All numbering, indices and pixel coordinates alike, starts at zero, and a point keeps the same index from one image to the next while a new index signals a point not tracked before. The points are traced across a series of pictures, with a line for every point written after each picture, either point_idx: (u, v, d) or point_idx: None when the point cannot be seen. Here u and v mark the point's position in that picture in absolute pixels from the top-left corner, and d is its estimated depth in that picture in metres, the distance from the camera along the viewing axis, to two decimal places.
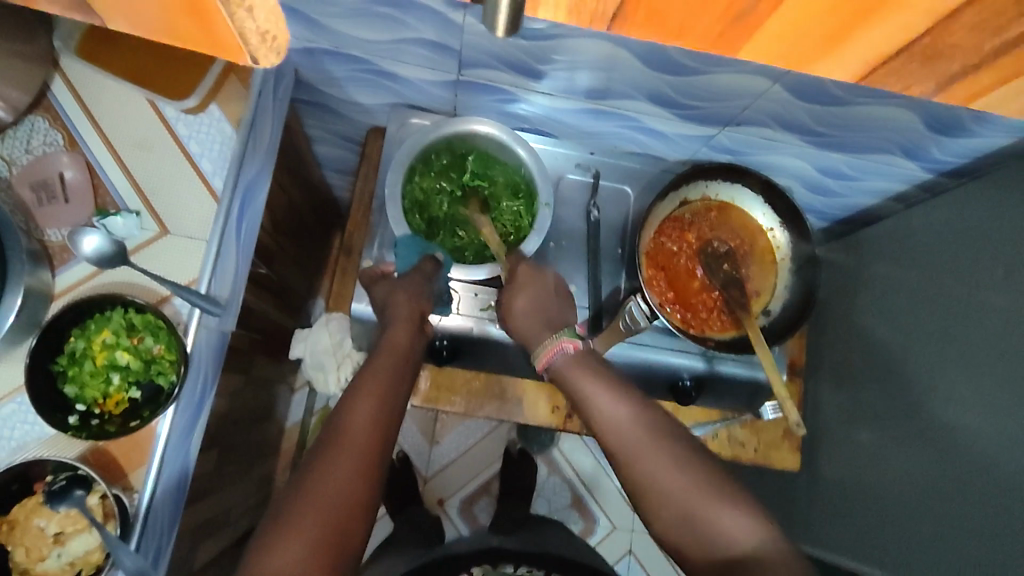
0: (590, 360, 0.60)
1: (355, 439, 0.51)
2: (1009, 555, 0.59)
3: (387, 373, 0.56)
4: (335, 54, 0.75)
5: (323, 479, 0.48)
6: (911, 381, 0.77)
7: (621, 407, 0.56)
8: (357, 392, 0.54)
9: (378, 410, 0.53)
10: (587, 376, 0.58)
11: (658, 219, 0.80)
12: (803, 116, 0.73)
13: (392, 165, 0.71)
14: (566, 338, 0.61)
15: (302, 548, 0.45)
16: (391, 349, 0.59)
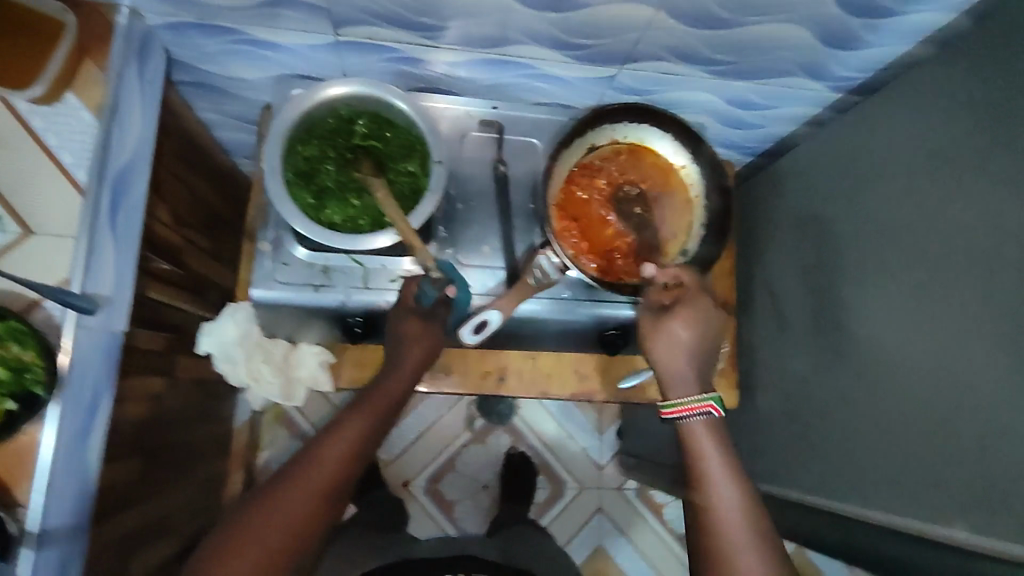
0: (717, 428, 0.68)
1: (315, 479, 0.62)
2: (928, 467, 0.59)
3: (357, 432, 0.66)
4: (201, 27, 0.70)
5: (278, 505, 0.60)
6: (833, 307, 0.76)
7: (725, 482, 0.66)
8: (325, 443, 0.65)
9: (338, 460, 0.64)
10: (711, 441, 0.68)
11: (566, 168, 0.78)
12: (698, 45, 0.70)
13: (268, 136, 0.67)
14: (710, 404, 0.68)
15: (251, 553, 0.58)
16: (371, 407, 0.68)
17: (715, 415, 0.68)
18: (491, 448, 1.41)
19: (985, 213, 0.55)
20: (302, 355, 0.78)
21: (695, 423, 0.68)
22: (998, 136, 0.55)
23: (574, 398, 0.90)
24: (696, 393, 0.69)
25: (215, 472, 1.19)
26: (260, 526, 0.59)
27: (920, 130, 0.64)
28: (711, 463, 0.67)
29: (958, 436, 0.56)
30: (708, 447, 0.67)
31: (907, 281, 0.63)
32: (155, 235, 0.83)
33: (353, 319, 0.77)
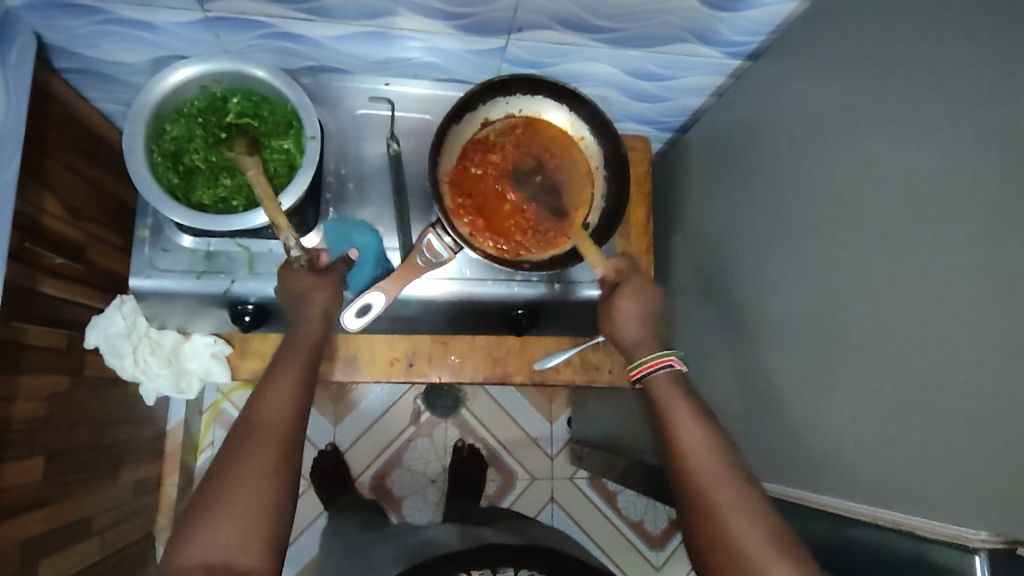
0: (685, 386, 0.66)
1: (265, 439, 0.59)
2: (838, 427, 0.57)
3: (293, 375, 0.63)
4: (66, 7, 0.68)
5: (243, 464, 0.57)
6: (751, 276, 0.74)
7: (691, 423, 0.63)
8: (268, 388, 0.62)
9: (289, 401, 0.62)
10: (676, 397, 0.65)
11: (458, 143, 0.74)
12: (576, 10, 0.68)
13: (128, 115, 0.64)
14: (672, 355, 0.67)
15: (241, 518, 0.54)
16: (300, 347, 0.66)
17: (678, 370, 0.67)
18: (438, 441, 1.39)
19: (884, 160, 0.54)
20: (193, 347, 0.76)
21: (660, 376, 0.66)
22: (891, 83, 0.54)
23: (489, 382, 0.87)
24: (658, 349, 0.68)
25: (143, 476, 1.15)
26: (243, 488, 0.55)
27: (824, 87, 0.63)
28: (687, 431, 0.63)
29: (867, 389, 0.54)
30: (679, 411, 0.64)
31: (819, 240, 0.62)
32: (44, 228, 0.80)
33: (241, 306, 0.75)
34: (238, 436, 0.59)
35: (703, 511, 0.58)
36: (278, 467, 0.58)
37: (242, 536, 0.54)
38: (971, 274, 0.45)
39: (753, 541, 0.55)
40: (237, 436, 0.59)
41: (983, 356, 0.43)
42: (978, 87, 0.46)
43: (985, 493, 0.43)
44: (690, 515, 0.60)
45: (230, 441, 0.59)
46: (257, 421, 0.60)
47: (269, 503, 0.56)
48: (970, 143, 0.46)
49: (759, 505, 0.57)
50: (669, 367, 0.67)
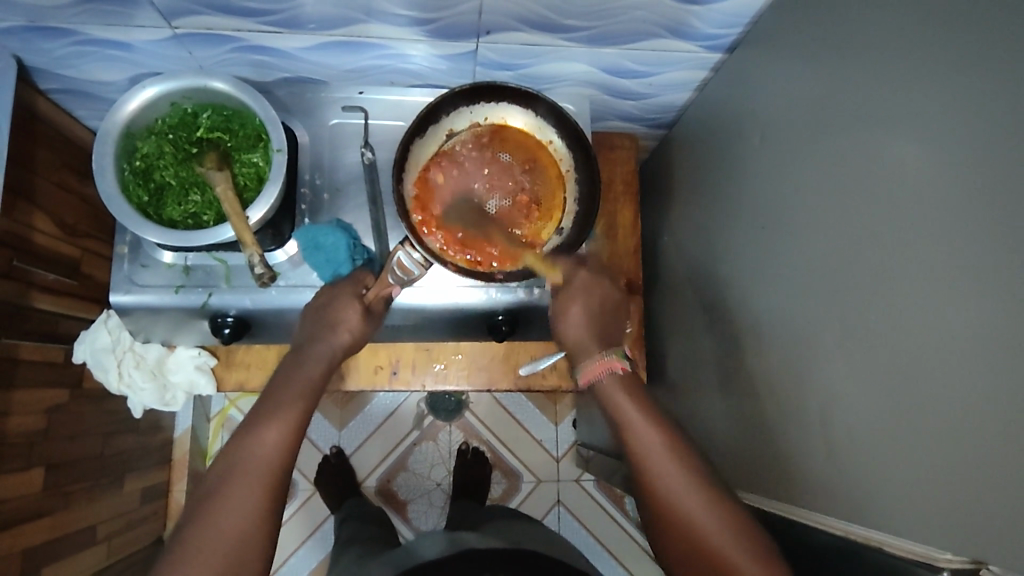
0: (633, 385, 0.64)
1: (252, 471, 0.60)
2: (827, 440, 0.55)
3: (286, 414, 0.63)
4: (39, 30, 0.69)
5: (223, 510, 0.57)
6: (739, 279, 0.72)
7: (643, 425, 0.62)
8: (258, 423, 0.62)
9: (278, 441, 0.62)
10: (623, 396, 0.63)
11: (423, 160, 0.74)
12: (543, 10, 0.66)
13: (97, 135, 0.64)
14: (615, 359, 0.65)
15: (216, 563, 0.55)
16: (299, 384, 0.66)
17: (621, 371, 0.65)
18: (442, 444, 1.39)
19: (864, 155, 0.52)
20: (177, 360, 0.80)
21: (603, 381, 0.64)
22: (870, 74, 0.52)
23: (475, 388, 0.88)
24: (602, 352, 0.66)
25: (149, 484, 1.18)
26: (220, 535, 0.56)
27: (803, 80, 0.61)
28: (647, 445, 0.61)
29: (850, 395, 0.52)
30: (633, 415, 0.62)
31: (802, 239, 0.60)
32: (40, 248, 0.82)
33: (221, 318, 0.75)
34: (218, 478, 0.59)
35: (664, 520, 0.59)
36: (256, 509, 0.58)
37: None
38: (952, 274, 0.42)
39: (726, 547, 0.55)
40: (219, 478, 0.59)
41: (964, 361, 0.41)
42: (956, 76, 0.43)
43: (965, 505, 0.41)
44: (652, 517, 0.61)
45: (210, 482, 0.60)
46: (244, 461, 0.60)
47: (241, 549, 0.56)
48: (950, 136, 0.43)
49: (718, 504, 0.58)
50: (616, 372, 0.64)
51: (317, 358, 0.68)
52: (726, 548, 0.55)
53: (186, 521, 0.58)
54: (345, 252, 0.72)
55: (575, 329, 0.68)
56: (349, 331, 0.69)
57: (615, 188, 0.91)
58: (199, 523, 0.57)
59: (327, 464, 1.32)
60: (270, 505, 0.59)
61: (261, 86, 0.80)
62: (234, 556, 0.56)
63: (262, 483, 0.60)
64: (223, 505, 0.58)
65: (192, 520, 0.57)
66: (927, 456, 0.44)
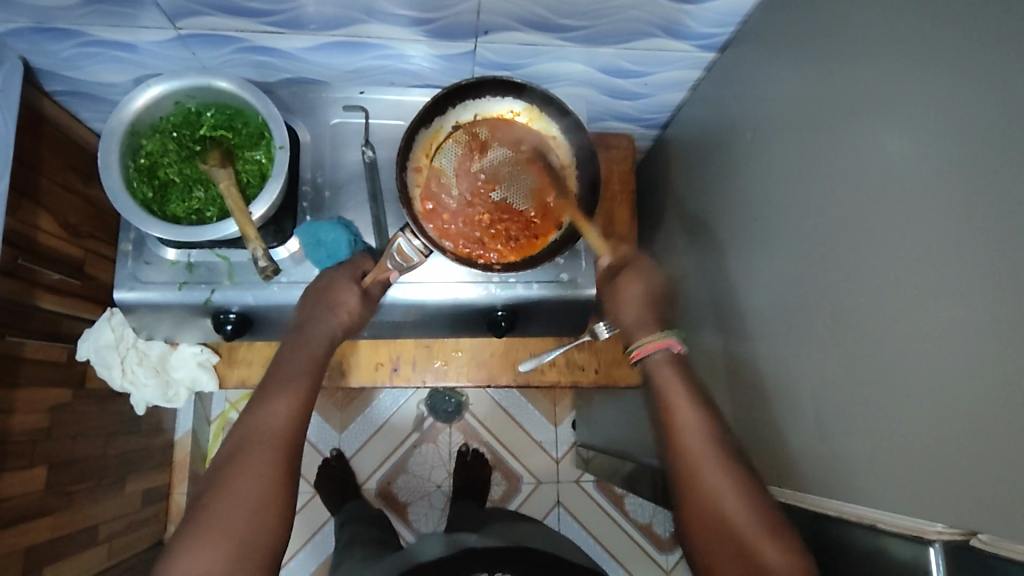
0: (684, 372, 0.69)
1: (262, 438, 0.63)
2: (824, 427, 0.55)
3: (294, 389, 0.66)
4: (46, 31, 0.70)
5: (237, 479, 0.60)
6: (735, 272, 0.73)
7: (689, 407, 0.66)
8: (266, 397, 0.66)
9: (287, 412, 0.65)
10: (674, 381, 0.68)
11: (429, 151, 0.76)
12: (540, 10, 0.68)
13: (103, 133, 0.66)
14: (671, 338, 0.70)
15: (232, 526, 0.58)
16: (308, 362, 0.68)
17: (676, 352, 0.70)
18: (443, 446, 1.40)
19: (855, 144, 0.53)
20: (181, 357, 0.81)
21: (656, 359, 0.69)
22: (859, 65, 0.53)
23: (475, 385, 0.89)
24: (659, 332, 0.71)
25: (150, 486, 1.18)
26: (229, 505, 0.59)
27: (794, 74, 0.62)
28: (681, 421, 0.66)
29: (842, 378, 0.53)
30: (671, 389, 0.68)
31: (794, 230, 0.61)
32: (44, 248, 0.82)
33: (224, 315, 0.76)
34: (233, 449, 0.63)
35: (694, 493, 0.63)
36: (272, 476, 0.62)
37: (230, 542, 0.58)
38: (943, 256, 0.43)
39: (753, 529, 0.58)
40: (235, 448, 0.63)
41: (956, 340, 0.42)
42: (942, 62, 0.44)
43: (957, 479, 0.42)
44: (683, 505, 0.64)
45: (228, 451, 0.63)
46: (258, 431, 0.63)
47: (251, 513, 0.59)
48: (938, 122, 0.44)
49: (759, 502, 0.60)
50: (668, 349, 0.69)
51: (317, 336, 0.70)
52: (754, 536, 0.58)
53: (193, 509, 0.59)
54: (346, 247, 0.74)
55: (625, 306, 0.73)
56: (348, 312, 0.71)
57: (613, 186, 0.93)
58: (221, 491, 0.60)
59: (328, 466, 1.32)
60: (287, 473, 0.63)
61: (263, 87, 0.82)
62: (254, 521, 0.59)
63: (279, 452, 0.63)
64: (243, 472, 0.61)
65: (215, 486, 0.60)
66: (920, 433, 0.45)
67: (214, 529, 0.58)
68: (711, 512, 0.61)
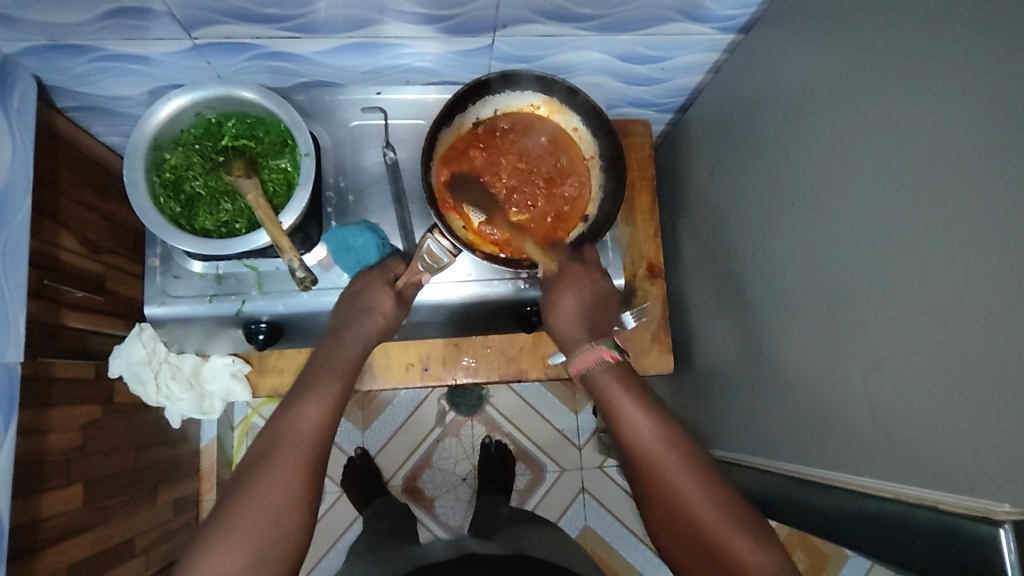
0: (622, 372, 0.66)
1: (295, 442, 0.62)
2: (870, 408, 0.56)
3: (330, 393, 0.65)
4: (59, 48, 0.69)
5: (264, 481, 0.59)
6: (765, 254, 0.73)
7: (635, 408, 0.63)
8: (300, 399, 0.64)
9: (320, 415, 0.64)
10: (615, 385, 0.65)
11: (447, 149, 0.76)
12: (559, 2, 0.67)
13: (126, 149, 0.65)
14: (603, 348, 0.67)
15: (257, 530, 0.57)
16: (341, 365, 0.68)
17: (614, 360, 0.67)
18: (465, 439, 1.40)
19: (889, 125, 0.53)
20: (213, 369, 0.80)
21: (594, 370, 0.66)
22: (891, 45, 0.53)
23: (504, 380, 0.90)
24: (589, 343, 0.68)
25: (180, 495, 1.18)
26: (254, 509, 0.57)
27: (821, 55, 0.62)
28: (635, 422, 0.63)
29: (889, 362, 0.53)
30: (621, 398, 0.64)
31: (828, 212, 0.61)
32: (68, 267, 0.81)
33: (255, 325, 0.76)
34: (263, 450, 0.61)
35: (658, 494, 0.61)
36: (301, 481, 0.60)
37: (251, 545, 0.56)
38: (991, 236, 0.43)
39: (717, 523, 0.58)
40: (264, 449, 0.61)
41: (1009, 319, 0.42)
42: (984, 39, 0.44)
43: (1016, 460, 0.42)
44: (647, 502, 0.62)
45: (257, 451, 0.62)
46: (289, 434, 0.62)
47: (276, 516, 0.58)
48: (980, 99, 0.44)
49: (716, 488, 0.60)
50: (604, 360, 0.66)
51: (352, 340, 0.70)
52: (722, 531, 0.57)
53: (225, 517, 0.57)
54: (375, 251, 0.74)
55: (564, 315, 0.69)
56: (383, 315, 0.71)
57: (632, 175, 0.92)
58: (246, 492, 0.58)
59: (354, 465, 1.33)
60: (312, 478, 0.61)
61: (279, 92, 0.81)
62: (276, 525, 0.58)
63: (308, 455, 0.62)
64: (270, 474, 0.59)
65: (239, 489, 0.59)
66: (975, 412, 0.45)
67: (234, 531, 0.56)
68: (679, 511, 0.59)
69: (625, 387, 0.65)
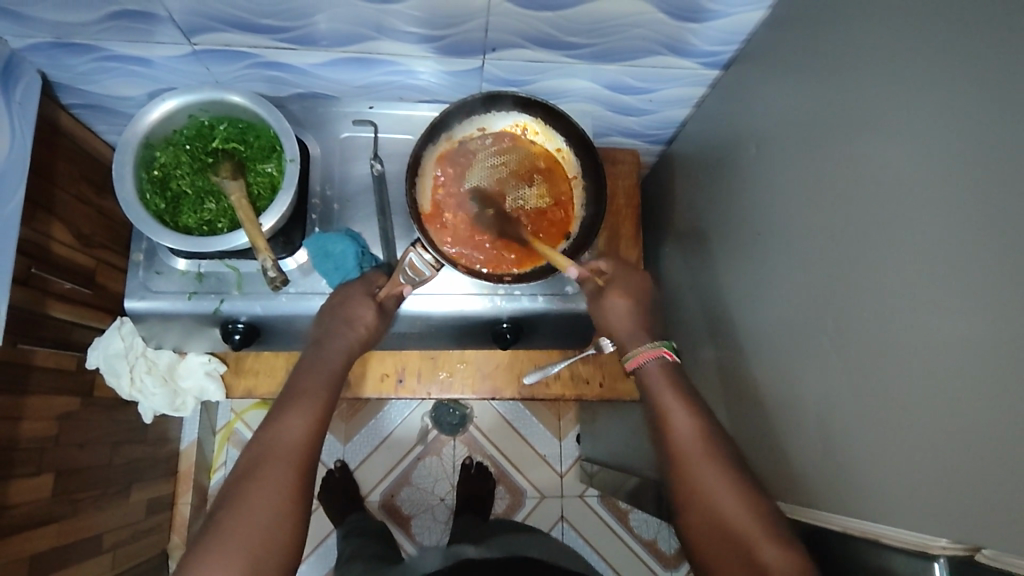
0: (675, 373, 0.69)
1: (280, 453, 0.62)
2: (826, 442, 0.55)
3: (315, 405, 0.66)
4: (65, 46, 0.72)
5: (254, 494, 0.59)
6: (736, 285, 0.74)
7: (682, 412, 0.66)
8: (285, 411, 0.65)
9: (305, 427, 0.64)
10: (669, 389, 0.68)
11: (433, 165, 0.77)
12: (547, 29, 0.69)
13: (118, 145, 0.67)
14: (663, 347, 0.70)
15: (250, 544, 0.56)
16: (324, 378, 0.68)
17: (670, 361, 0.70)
18: (446, 459, 1.40)
19: (851, 160, 0.53)
20: (189, 366, 0.83)
21: (650, 366, 0.70)
22: (855, 84, 0.54)
23: (480, 397, 0.90)
24: (651, 342, 0.71)
25: (155, 495, 1.18)
26: (245, 521, 0.57)
27: (793, 92, 0.63)
28: (678, 419, 0.65)
29: (844, 394, 0.53)
30: (671, 402, 0.67)
31: (793, 245, 0.62)
32: (57, 258, 0.83)
33: (232, 325, 0.77)
34: (250, 462, 0.61)
35: (687, 498, 0.62)
36: (290, 493, 0.60)
37: (249, 559, 0.55)
38: (939, 270, 0.43)
39: (750, 525, 0.57)
40: (251, 462, 0.61)
41: (952, 353, 0.42)
42: (938, 80, 0.45)
43: (957, 496, 0.42)
44: (680, 505, 0.63)
45: (244, 465, 0.61)
46: (274, 446, 0.62)
47: (267, 529, 0.57)
48: (935, 136, 0.45)
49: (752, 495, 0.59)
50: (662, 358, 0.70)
51: (334, 351, 0.70)
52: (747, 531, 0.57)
53: (208, 528, 0.57)
54: (353, 259, 0.75)
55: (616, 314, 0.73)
56: (365, 327, 0.72)
57: (618, 202, 0.93)
58: (236, 506, 0.58)
59: (334, 479, 1.32)
60: (301, 490, 0.61)
61: (274, 101, 0.83)
62: (268, 537, 0.57)
63: (295, 466, 0.62)
64: (257, 486, 0.59)
65: (227, 500, 0.59)
66: (920, 449, 0.45)
67: (226, 546, 0.55)
68: (709, 518, 0.60)
69: (679, 394, 0.67)
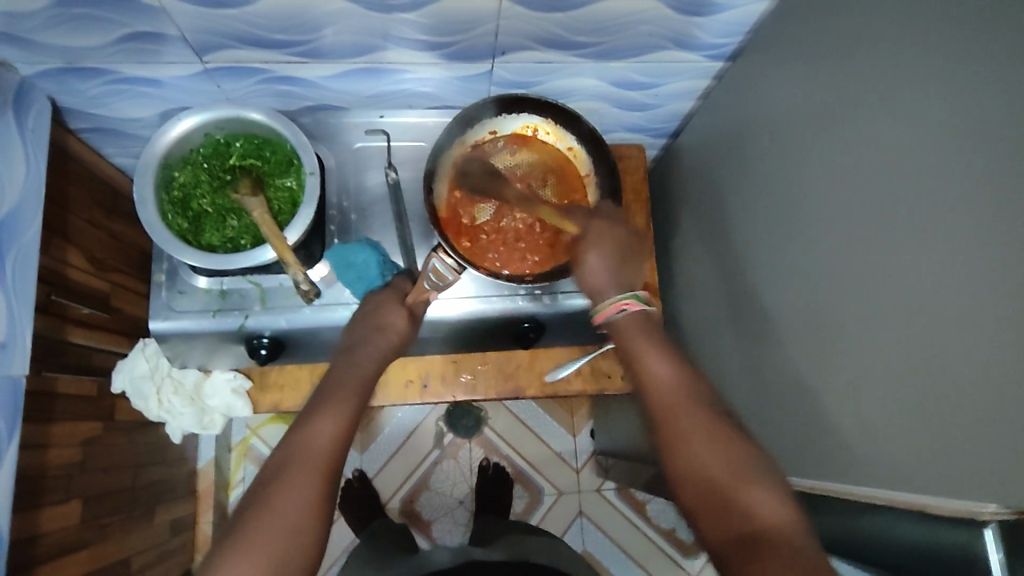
0: (651, 326, 0.66)
1: (307, 459, 0.59)
2: (858, 420, 0.57)
3: (344, 411, 0.64)
4: (76, 71, 0.72)
5: (278, 499, 0.55)
6: (753, 271, 0.75)
7: (660, 359, 0.62)
8: (313, 417, 0.63)
9: (334, 434, 0.62)
10: (641, 335, 0.65)
11: (448, 170, 0.78)
12: (555, 30, 0.70)
13: (137, 168, 0.67)
14: (628, 299, 0.66)
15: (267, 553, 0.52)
16: (353, 385, 0.67)
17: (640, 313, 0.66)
18: (463, 462, 1.40)
19: (867, 144, 0.55)
20: (214, 384, 0.81)
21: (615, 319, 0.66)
22: (867, 69, 0.55)
23: (503, 398, 0.90)
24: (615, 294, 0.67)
25: (177, 515, 1.18)
26: (267, 528, 0.53)
27: (802, 80, 0.65)
28: (655, 364, 0.62)
29: (874, 372, 0.54)
30: (644, 347, 0.63)
31: (812, 229, 0.63)
32: (74, 284, 0.83)
33: (256, 340, 0.78)
34: (276, 468, 0.58)
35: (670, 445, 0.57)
36: (315, 500, 0.57)
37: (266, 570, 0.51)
38: (961, 246, 0.45)
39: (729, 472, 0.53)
40: (276, 469, 0.58)
41: (981, 325, 0.43)
42: (950, 62, 0.46)
43: (993, 463, 0.43)
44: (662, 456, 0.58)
45: (270, 474, 0.59)
46: (302, 453, 0.60)
47: (289, 537, 0.54)
48: (950, 116, 0.46)
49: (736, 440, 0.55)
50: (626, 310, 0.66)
51: (366, 356, 0.70)
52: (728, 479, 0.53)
53: (228, 535, 0.54)
54: (375, 269, 0.75)
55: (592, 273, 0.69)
56: (397, 333, 0.72)
57: (628, 196, 0.95)
58: (259, 514, 0.55)
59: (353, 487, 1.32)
60: (325, 500, 0.58)
61: (285, 115, 0.84)
62: (289, 547, 0.53)
63: (322, 473, 0.59)
64: (282, 492, 0.56)
65: (250, 507, 0.55)
66: (955, 422, 0.46)
67: (244, 556, 0.52)
68: (690, 467, 0.55)
69: (651, 339, 0.64)
